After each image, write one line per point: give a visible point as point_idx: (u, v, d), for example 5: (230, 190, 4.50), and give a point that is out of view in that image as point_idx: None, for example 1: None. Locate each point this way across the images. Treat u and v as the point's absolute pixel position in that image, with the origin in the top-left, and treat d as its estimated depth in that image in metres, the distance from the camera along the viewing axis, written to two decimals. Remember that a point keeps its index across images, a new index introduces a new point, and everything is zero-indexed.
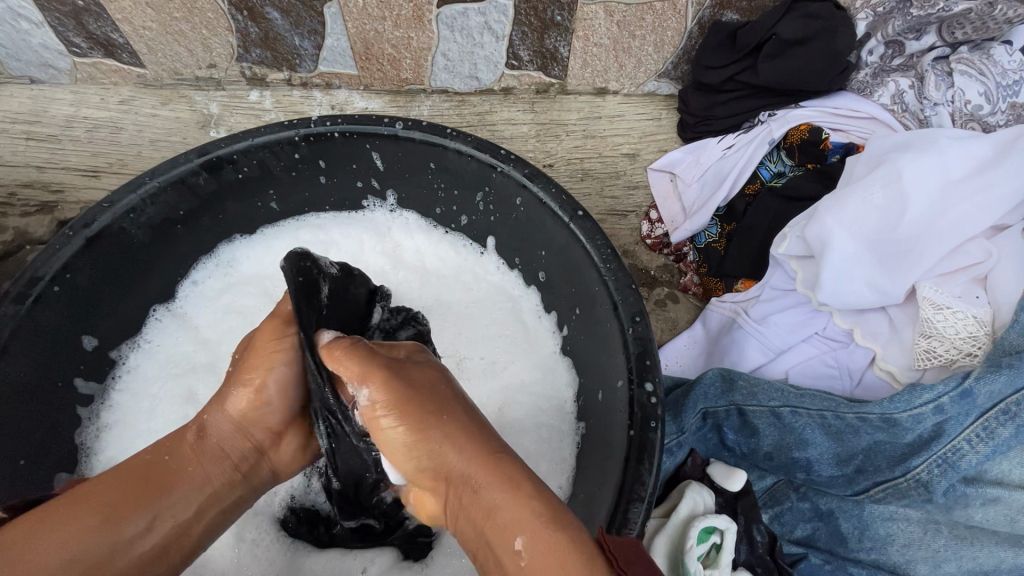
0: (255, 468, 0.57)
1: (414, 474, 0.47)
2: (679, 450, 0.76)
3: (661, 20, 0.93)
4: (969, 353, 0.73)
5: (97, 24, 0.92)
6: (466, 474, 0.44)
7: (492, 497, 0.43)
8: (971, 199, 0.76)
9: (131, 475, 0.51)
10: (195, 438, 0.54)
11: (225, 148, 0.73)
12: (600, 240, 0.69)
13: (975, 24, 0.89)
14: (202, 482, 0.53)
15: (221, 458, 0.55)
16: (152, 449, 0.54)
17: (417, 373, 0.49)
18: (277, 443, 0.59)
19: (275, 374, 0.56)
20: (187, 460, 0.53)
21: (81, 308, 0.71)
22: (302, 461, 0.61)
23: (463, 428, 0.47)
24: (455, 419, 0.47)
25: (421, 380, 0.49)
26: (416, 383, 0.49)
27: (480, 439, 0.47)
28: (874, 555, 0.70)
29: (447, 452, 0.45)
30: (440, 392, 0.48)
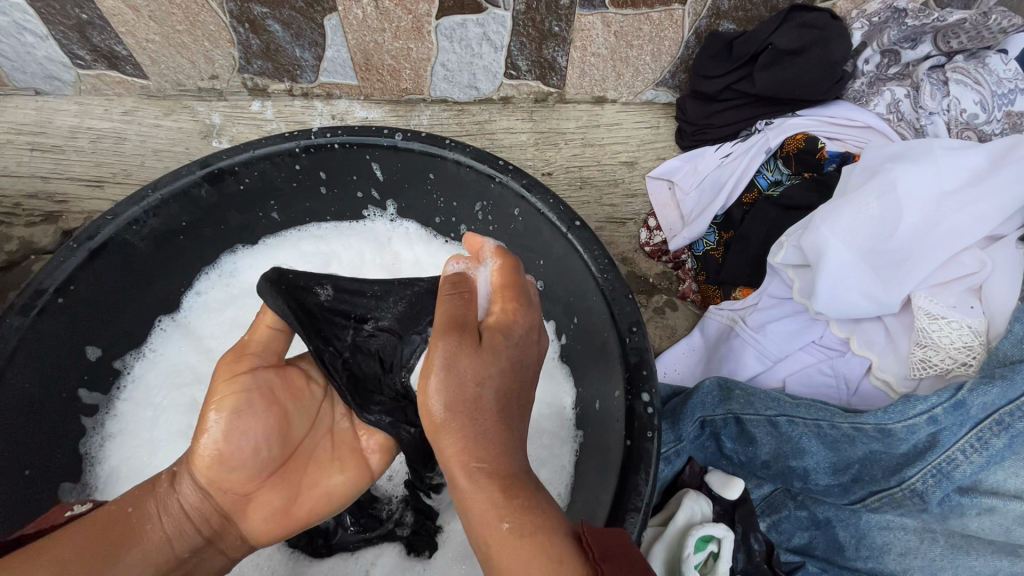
0: (224, 532, 0.55)
1: (459, 385, 0.44)
2: (676, 458, 0.77)
3: (659, 30, 0.94)
4: (964, 363, 0.74)
5: (101, 37, 0.93)
6: (493, 408, 0.45)
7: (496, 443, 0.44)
8: (966, 209, 0.77)
9: (94, 527, 0.49)
10: (165, 491, 0.54)
11: (226, 159, 0.74)
12: (597, 251, 0.69)
13: (969, 34, 0.90)
14: (167, 541, 0.52)
15: (182, 516, 0.53)
16: (122, 497, 0.53)
17: (493, 348, 0.47)
18: (249, 503, 0.56)
19: (239, 422, 0.54)
20: (151, 516, 0.52)
21: (84, 319, 0.72)
22: (277, 527, 0.57)
23: (505, 406, 0.46)
24: (500, 392, 0.45)
25: (495, 346, 0.47)
26: (477, 362, 0.45)
27: (512, 425, 0.46)
28: (870, 563, 0.71)
29: (479, 419, 0.44)
30: (514, 341, 0.49)
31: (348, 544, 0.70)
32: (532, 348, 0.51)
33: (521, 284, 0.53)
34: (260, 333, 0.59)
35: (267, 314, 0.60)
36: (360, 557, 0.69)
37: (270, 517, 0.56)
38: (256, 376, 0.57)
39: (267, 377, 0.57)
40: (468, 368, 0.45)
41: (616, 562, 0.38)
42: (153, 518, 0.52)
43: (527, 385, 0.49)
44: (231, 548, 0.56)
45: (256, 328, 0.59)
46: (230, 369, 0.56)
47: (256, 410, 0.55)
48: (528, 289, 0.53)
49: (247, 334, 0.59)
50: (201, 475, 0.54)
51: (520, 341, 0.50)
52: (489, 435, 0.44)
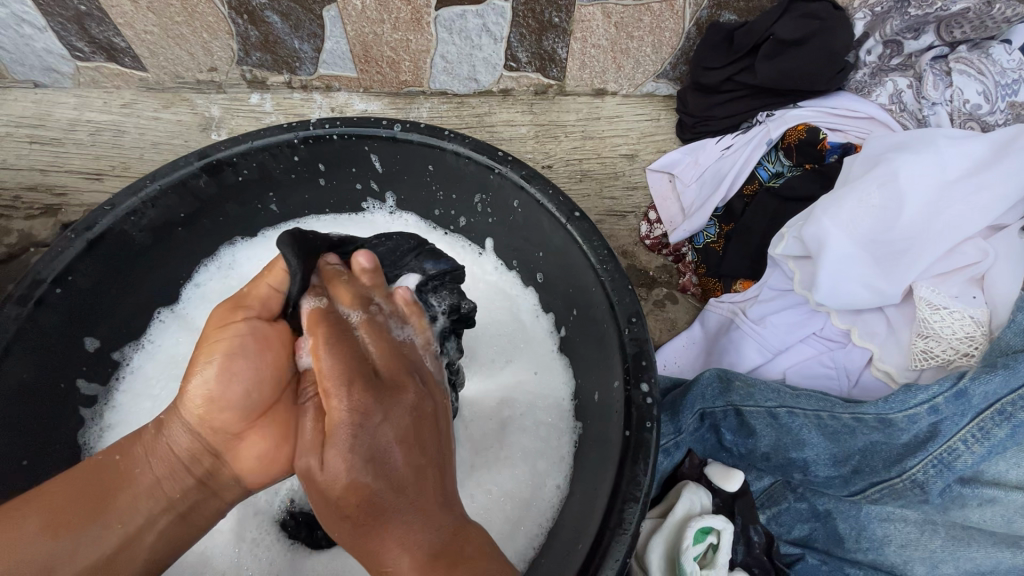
0: (216, 473, 0.52)
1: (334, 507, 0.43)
2: (676, 450, 0.77)
3: (659, 21, 0.93)
4: (967, 354, 0.73)
5: (100, 28, 0.93)
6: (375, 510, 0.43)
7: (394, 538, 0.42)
8: (968, 199, 0.76)
9: (84, 476, 0.50)
10: (152, 438, 0.51)
11: (224, 150, 0.74)
12: (597, 240, 0.69)
13: (973, 23, 0.89)
14: (159, 483, 0.51)
15: (174, 457, 0.51)
16: (111, 446, 0.53)
17: (339, 453, 0.44)
18: (239, 443, 0.51)
19: (233, 367, 0.50)
20: (139, 460, 0.51)
21: (82, 309, 0.72)
22: (271, 467, 0.52)
23: (380, 498, 0.43)
24: (373, 489, 0.43)
25: (339, 454, 0.43)
26: (331, 480, 0.43)
27: (403, 510, 0.43)
28: (871, 555, 0.70)
29: (364, 531, 0.43)
30: (360, 424, 0.44)
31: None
32: (396, 413, 0.46)
33: (341, 357, 0.47)
34: (263, 285, 0.54)
35: (271, 272, 0.54)
36: None
37: (265, 455, 0.52)
38: (251, 325, 0.52)
39: (258, 326, 0.52)
40: (326, 491, 0.44)
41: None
42: (142, 462, 0.51)
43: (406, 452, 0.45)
44: (224, 488, 0.53)
45: (256, 284, 0.54)
46: (223, 314, 0.52)
47: (251, 350, 0.51)
48: (353, 354, 0.48)
49: (246, 286, 0.54)
50: (190, 413, 0.51)
51: (371, 422, 0.45)
52: (377, 536, 0.42)
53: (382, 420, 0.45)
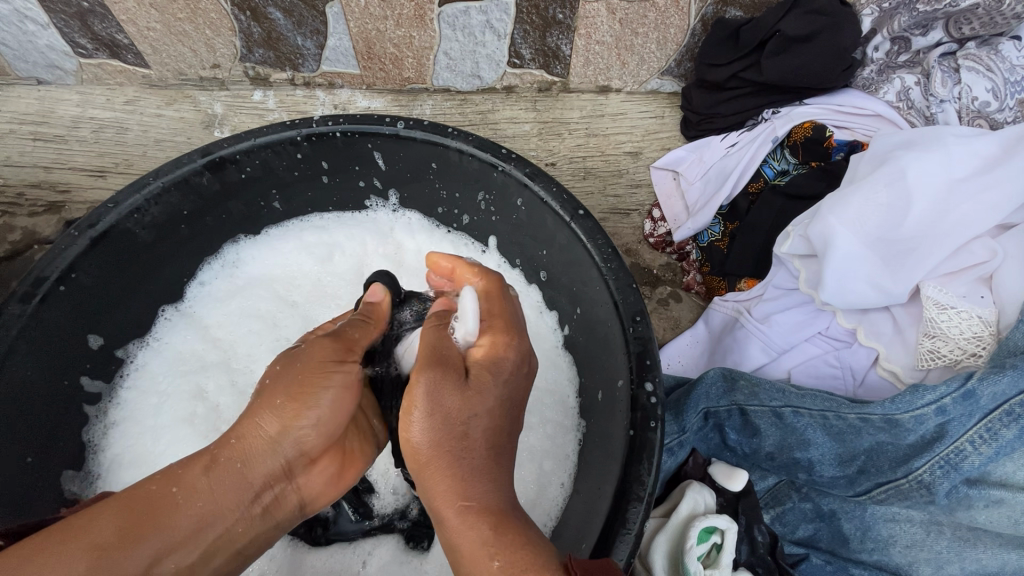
0: (279, 502, 0.51)
1: (449, 423, 0.46)
2: (680, 449, 0.76)
3: (664, 17, 0.92)
4: (974, 353, 0.73)
5: (103, 25, 0.92)
6: (486, 442, 0.47)
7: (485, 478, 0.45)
8: (977, 197, 0.75)
9: (134, 507, 0.47)
10: (214, 467, 0.49)
11: (227, 148, 0.73)
12: (601, 239, 0.69)
13: (981, 20, 0.88)
14: (220, 518, 0.48)
15: (244, 489, 0.49)
16: (162, 474, 0.49)
17: (485, 380, 0.48)
18: (308, 472, 0.52)
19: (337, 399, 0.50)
20: (200, 492, 0.48)
21: (86, 306, 0.72)
22: (333, 491, 0.54)
23: (494, 442, 0.48)
24: (489, 426, 0.48)
25: (487, 380, 0.48)
26: (465, 397, 0.47)
27: (503, 460, 0.48)
28: (875, 556, 0.70)
29: (468, 455, 0.46)
30: (512, 369, 0.51)
31: (346, 533, 0.70)
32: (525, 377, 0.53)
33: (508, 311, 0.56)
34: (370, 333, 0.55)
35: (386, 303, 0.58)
36: (357, 547, 0.69)
37: (328, 483, 0.53)
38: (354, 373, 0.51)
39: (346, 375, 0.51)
40: (458, 401, 0.46)
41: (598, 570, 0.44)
42: (202, 495, 0.48)
43: (517, 413, 0.51)
44: (286, 517, 0.52)
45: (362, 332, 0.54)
46: (332, 356, 0.51)
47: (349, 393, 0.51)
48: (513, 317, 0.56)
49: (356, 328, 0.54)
50: (268, 443, 0.49)
51: (515, 372, 0.51)
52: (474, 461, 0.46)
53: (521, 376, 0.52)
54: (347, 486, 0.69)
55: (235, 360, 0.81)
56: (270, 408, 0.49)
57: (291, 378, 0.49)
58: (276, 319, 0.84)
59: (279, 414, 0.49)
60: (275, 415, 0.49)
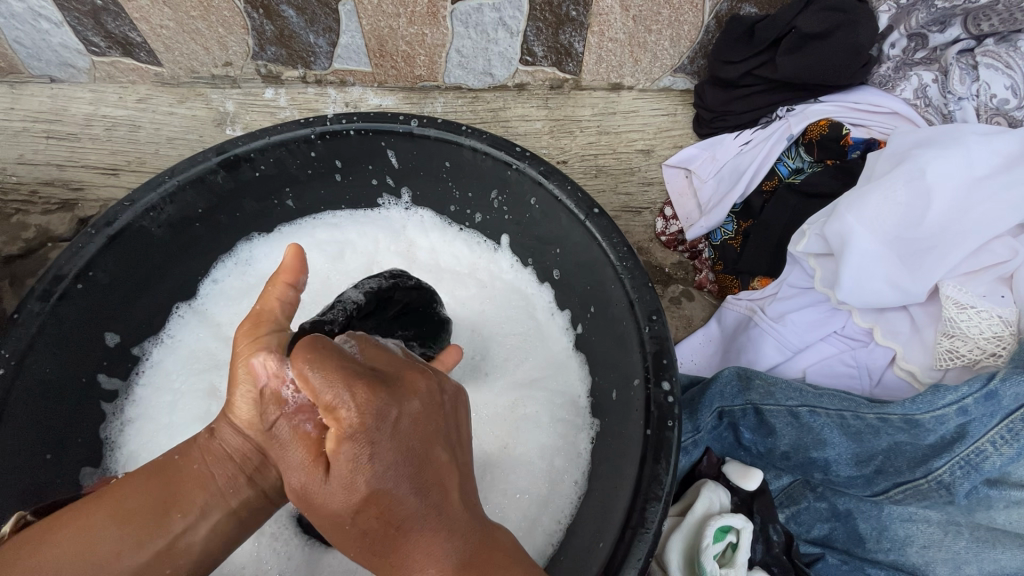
0: (263, 474, 0.50)
1: (349, 518, 0.40)
2: (695, 448, 0.77)
3: (678, 14, 0.92)
4: (993, 354, 0.72)
5: (116, 23, 0.92)
6: (397, 516, 0.40)
7: (419, 552, 0.40)
8: (997, 197, 0.75)
9: (145, 479, 0.50)
10: (205, 441, 0.51)
11: (242, 146, 0.74)
12: (617, 238, 0.68)
13: (1001, 16, 0.86)
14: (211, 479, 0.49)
15: (226, 461, 0.49)
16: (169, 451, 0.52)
17: (348, 461, 0.39)
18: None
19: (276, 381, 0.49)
20: (195, 458, 0.51)
21: (103, 304, 0.72)
22: None
23: (406, 509, 0.40)
24: (389, 502, 0.40)
25: (347, 465, 0.39)
26: (340, 492, 0.39)
27: (429, 523, 0.40)
28: (892, 555, 0.70)
29: (384, 535, 0.40)
30: (375, 426, 0.40)
31: None
32: (403, 414, 0.41)
33: (339, 364, 0.41)
34: (273, 299, 0.50)
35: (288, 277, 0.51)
36: None
37: None
38: (281, 337, 0.49)
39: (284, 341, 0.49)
40: (336, 499, 0.40)
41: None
42: (197, 460, 0.51)
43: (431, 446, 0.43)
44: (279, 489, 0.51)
45: (264, 298, 0.50)
46: (249, 331, 0.49)
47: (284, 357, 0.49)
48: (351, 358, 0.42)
49: (258, 302, 0.50)
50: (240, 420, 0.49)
51: (382, 427, 0.40)
52: (408, 552, 0.40)
53: (401, 417, 0.41)
54: None
55: None
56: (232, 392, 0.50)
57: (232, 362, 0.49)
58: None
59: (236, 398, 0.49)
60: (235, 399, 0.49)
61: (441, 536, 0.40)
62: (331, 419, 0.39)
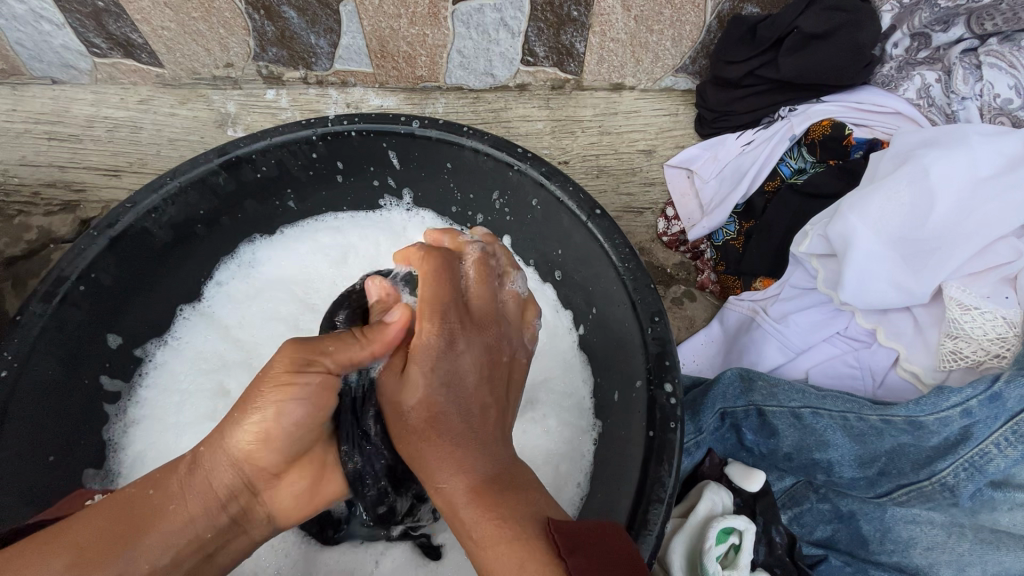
0: (250, 513, 0.52)
1: (407, 416, 0.50)
2: (697, 449, 0.76)
3: (680, 14, 0.92)
4: (997, 355, 0.72)
5: (117, 24, 0.92)
6: (444, 417, 0.48)
7: (449, 453, 0.47)
8: (1001, 197, 0.74)
9: (113, 513, 0.47)
10: (188, 472, 0.50)
11: (244, 147, 0.73)
12: (619, 239, 0.68)
13: (1005, 15, 0.86)
14: (190, 522, 0.49)
15: (210, 497, 0.49)
16: (143, 478, 0.50)
17: (418, 370, 0.50)
18: (280, 484, 0.52)
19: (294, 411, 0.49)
20: (172, 495, 0.49)
21: (104, 306, 0.72)
22: (306, 505, 0.55)
23: (452, 417, 0.49)
24: (442, 406, 0.49)
25: (419, 372, 0.50)
26: (409, 390, 0.50)
27: (466, 434, 0.48)
28: (895, 557, 0.69)
29: (432, 436, 0.48)
30: (446, 347, 0.50)
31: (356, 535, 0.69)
32: (473, 344, 0.52)
33: (444, 284, 0.53)
34: (348, 355, 0.51)
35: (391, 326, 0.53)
36: (369, 546, 0.70)
37: (298, 496, 0.54)
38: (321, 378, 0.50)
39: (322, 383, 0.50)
40: (405, 395, 0.50)
41: (590, 560, 0.40)
42: (174, 497, 0.49)
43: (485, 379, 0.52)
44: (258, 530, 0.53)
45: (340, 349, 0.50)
46: (295, 363, 0.48)
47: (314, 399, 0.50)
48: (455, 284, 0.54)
49: (327, 345, 0.51)
50: (236, 455, 0.49)
51: (453, 350, 0.51)
52: (439, 451, 0.47)
53: (467, 343, 0.52)
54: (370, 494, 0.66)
55: (256, 359, 0.81)
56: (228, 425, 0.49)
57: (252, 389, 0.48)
58: (298, 320, 0.84)
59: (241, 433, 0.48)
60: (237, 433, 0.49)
61: (474, 447, 0.48)
62: (420, 330, 0.51)
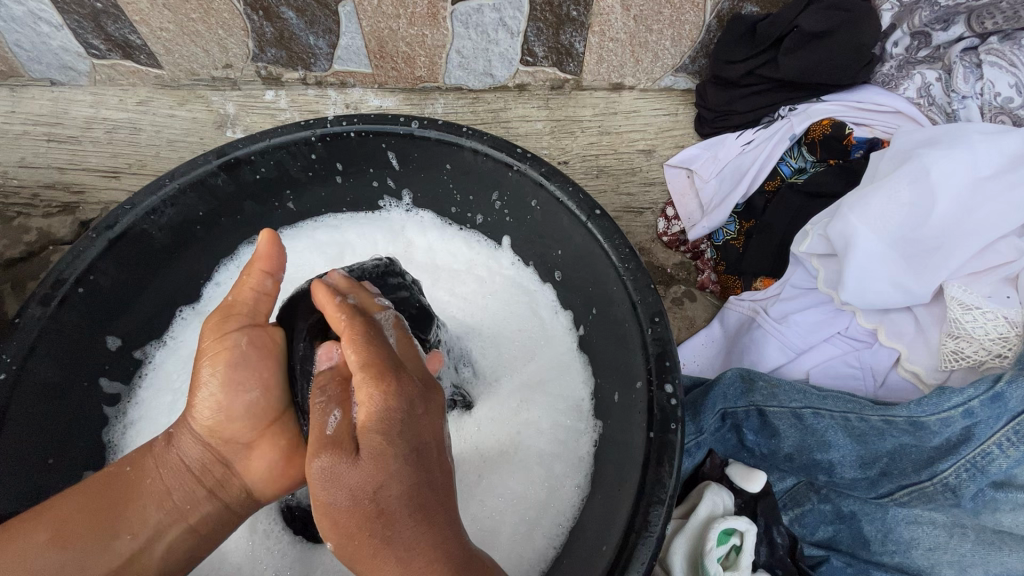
0: (225, 486, 0.54)
1: (354, 508, 0.40)
2: (697, 450, 0.76)
3: (680, 14, 0.91)
4: (999, 355, 0.72)
5: (116, 26, 0.92)
6: (406, 504, 0.40)
7: (416, 543, 0.40)
8: (1002, 196, 0.74)
9: (93, 492, 0.52)
10: (161, 449, 0.54)
11: (242, 148, 0.73)
12: (618, 239, 0.68)
13: (1006, 14, 0.86)
14: (166, 494, 0.53)
15: (182, 471, 0.53)
16: (121, 460, 0.55)
17: (377, 448, 0.40)
18: (249, 453, 0.54)
19: (235, 374, 0.51)
20: (146, 472, 0.53)
21: (104, 308, 0.72)
22: (278, 475, 0.55)
23: (417, 499, 0.41)
24: (404, 489, 0.41)
25: (379, 449, 0.40)
26: (365, 476, 0.40)
27: (436, 516, 0.41)
28: (897, 558, 0.69)
29: (392, 528, 0.40)
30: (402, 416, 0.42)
31: None
32: (432, 409, 0.45)
33: (383, 349, 0.45)
34: (250, 287, 0.52)
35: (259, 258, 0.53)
36: None
37: (271, 466, 0.54)
38: (248, 332, 0.53)
39: (253, 334, 0.53)
40: (359, 484, 0.40)
41: None
42: (148, 475, 0.53)
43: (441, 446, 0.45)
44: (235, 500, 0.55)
45: (239, 289, 0.53)
46: (215, 324, 0.52)
47: (250, 357, 0.52)
48: (389, 345, 0.46)
49: (231, 292, 0.53)
50: (198, 426, 0.52)
51: (410, 416, 0.42)
52: (406, 547, 0.40)
53: (423, 408, 0.44)
54: None
55: None
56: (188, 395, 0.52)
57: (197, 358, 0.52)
58: None
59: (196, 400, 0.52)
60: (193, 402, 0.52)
61: (445, 526, 0.42)
62: (374, 399, 0.42)
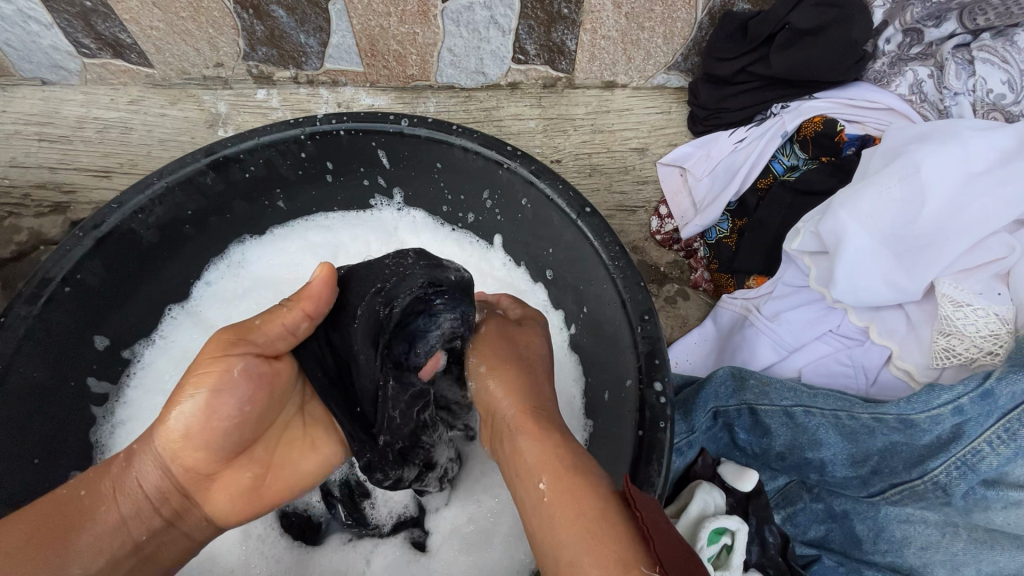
0: (184, 514, 0.56)
1: (509, 365, 0.60)
2: (689, 449, 0.76)
3: (671, 11, 0.91)
4: (990, 353, 0.71)
5: (106, 25, 0.92)
6: (539, 379, 0.60)
7: (540, 400, 0.58)
8: (994, 191, 0.74)
9: (43, 517, 0.49)
10: (120, 472, 0.53)
11: (231, 147, 0.73)
12: (608, 238, 0.68)
13: (998, 10, 0.86)
14: (123, 526, 0.52)
15: (142, 498, 0.53)
16: (73, 483, 0.53)
17: (534, 333, 0.64)
18: (212, 483, 0.55)
19: (219, 401, 0.52)
20: (104, 498, 0.52)
21: (91, 307, 0.72)
22: (240, 505, 0.57)
23: (544, 383, 0.60)
24: (540, 371, 0.61)
25: (534, 333, 0.64)
26: (526, 345, 0.63)
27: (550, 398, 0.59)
28: (890, 557, 0.69)
29: (531, 387, 0.58)
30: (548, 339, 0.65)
31: (340, 533, 0.71)
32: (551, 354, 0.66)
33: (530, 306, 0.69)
34: (280, 323, 0.55)
35: (305, 298, 0.56)
36: (358, 545, 0.71)
37: (235, 495, 0.56)
38: (248, 361, 0.53)
39: (256, 365, 0.54)
40: (523, 347, 0.62)
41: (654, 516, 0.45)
42: (106, 500, 0.52)
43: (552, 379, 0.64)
44: (195, 527, 0.57)
45: (269, 322, 0.55)
46: (223, 344, 0.53)
47: (241, 387, 0.52)
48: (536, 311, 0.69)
49: (261, 320, 0.55)
50: (166, 452, 0.52)
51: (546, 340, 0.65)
52: (531, 401, 0.57)
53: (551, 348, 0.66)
54: (342, 490, 0.71)
55: None
56: (161, 421, 0.52)
57: (180, 381, 0.52)
58: None
59: (170, 427, 0.52)
60: (166, 428, 0.52)
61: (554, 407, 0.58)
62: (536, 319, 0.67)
